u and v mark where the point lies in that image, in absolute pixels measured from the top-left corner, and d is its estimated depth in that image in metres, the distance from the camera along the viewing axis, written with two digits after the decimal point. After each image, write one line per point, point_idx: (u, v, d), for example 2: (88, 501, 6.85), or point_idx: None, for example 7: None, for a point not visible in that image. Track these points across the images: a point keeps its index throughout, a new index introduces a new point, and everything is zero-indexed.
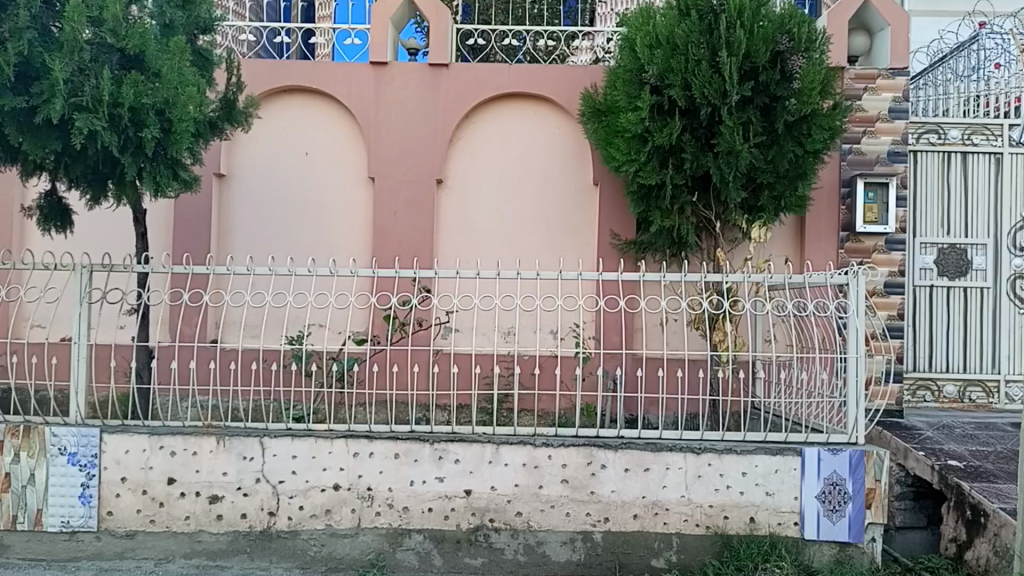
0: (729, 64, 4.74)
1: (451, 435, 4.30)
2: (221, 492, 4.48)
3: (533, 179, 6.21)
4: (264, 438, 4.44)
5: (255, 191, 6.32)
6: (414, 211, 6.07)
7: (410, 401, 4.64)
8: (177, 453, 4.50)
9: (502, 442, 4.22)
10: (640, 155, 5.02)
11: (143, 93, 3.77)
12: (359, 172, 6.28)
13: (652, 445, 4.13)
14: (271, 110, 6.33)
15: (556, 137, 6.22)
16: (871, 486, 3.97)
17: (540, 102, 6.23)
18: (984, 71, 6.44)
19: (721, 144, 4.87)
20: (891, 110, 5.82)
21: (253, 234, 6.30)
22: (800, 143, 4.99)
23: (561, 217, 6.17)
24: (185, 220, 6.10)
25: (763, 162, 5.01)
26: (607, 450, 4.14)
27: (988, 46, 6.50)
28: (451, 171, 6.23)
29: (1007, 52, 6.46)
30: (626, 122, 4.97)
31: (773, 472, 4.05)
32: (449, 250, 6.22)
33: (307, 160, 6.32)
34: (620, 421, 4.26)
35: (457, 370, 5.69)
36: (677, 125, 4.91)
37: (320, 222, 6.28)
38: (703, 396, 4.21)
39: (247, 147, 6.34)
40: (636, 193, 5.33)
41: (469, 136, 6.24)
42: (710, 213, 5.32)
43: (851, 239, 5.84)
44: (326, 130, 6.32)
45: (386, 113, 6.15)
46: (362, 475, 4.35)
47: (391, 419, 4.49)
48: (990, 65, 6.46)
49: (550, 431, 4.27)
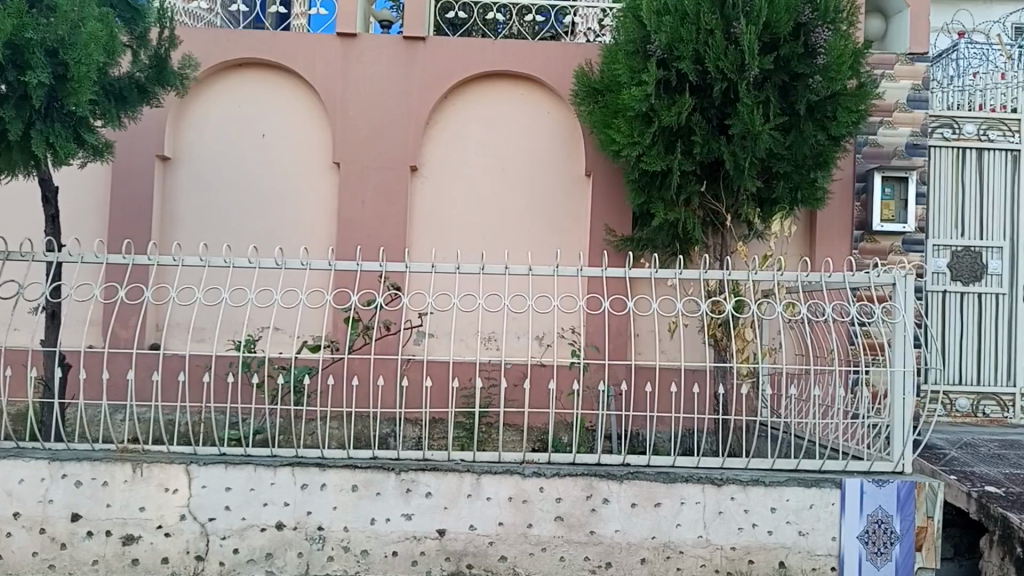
0: (749, 34, 4.09)
1: (422, 462, 3.56)
2: (138, 531, 3.65)
3: (518, 166, 5.52)
4: (190, 466, 3.63)
5: (203, 176, 5.51)
6: (385, 200, 5.34)
7: (371, 420, 3.86)
8: (83, 484, 3.65)
9: (484, 471, 3.49)
10: (645, 137, 4.38)
11: (27, 25, 2.96)
12: (324, 155, 5.52)
13: (664, 475, 3.43)
14: (224, 86, 5.55)
15: (544, 121, 5.54)
16: (922, 524, 3.36)
17: (527, 83, 5.55)
18: (963, 81, 5.87)
19: (736, 125, 4.24)
20: (910, 99, 5.25)
21: (201, 224, 5.49)
22: (823, 127, 4.38)
23: (550, 209, 5.50)
24: (123, 208, 5.30)
25: (783, 148, 4.38)
26: (611, 481, 3.43)
27: (967, 56, 5.92)
28: (430, 157, 5.52)
29: (989, 61, 5.88)
30: (628, 98, 4.31)
31: (807, 508, 3.38)
32: (424, 244, 5.49)
33: (265, 142, 5.54)
34: (625, 446, 3.57)
35: (432, 383, 4.91)
36: (687, 103, 4.27)
37: (278, 212, 5.49)
38: (724, 417, 3.53)
39: (196, 127, 5.54)
40: (637, 182, 4.70)
41: (450, 119, 5.54)
42: (720, 205, 4.67)
43: (866, 238, 5.21)
44: (287, 109, 5.55)
45: (355, 91, 5.40)
46: (312, 511, 3.57)
47: (348, 443, 3.74)
48: (970, 75, 5.89)
49: (541, 458, 3.56)
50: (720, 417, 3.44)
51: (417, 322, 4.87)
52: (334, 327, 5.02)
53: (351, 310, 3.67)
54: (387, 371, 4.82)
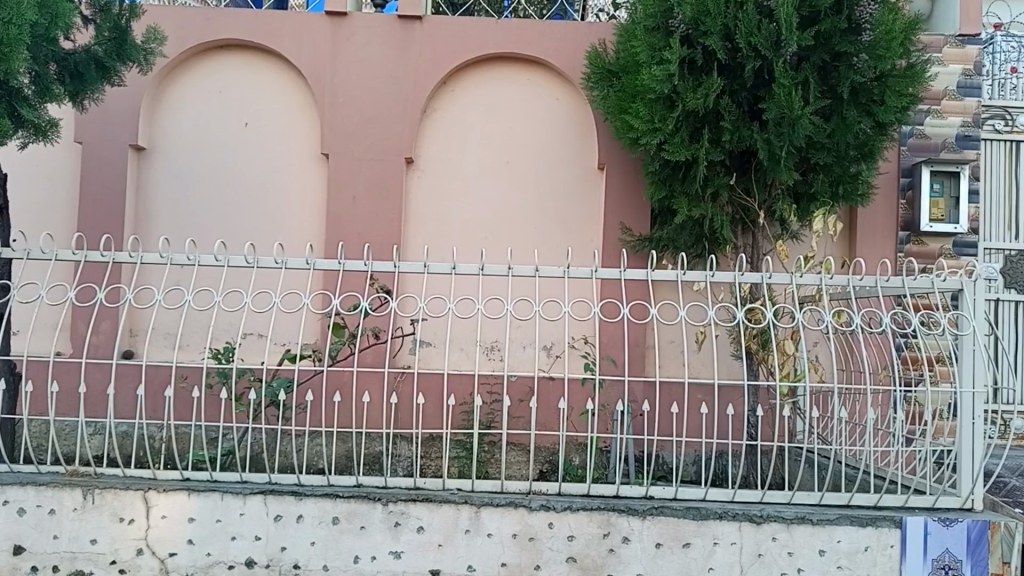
0: (786, 6, 3.63)
1: (413, 492, 3.09)
2: (88, 568, 3.17)
3: (525, 158, 5.05)
4: (148, 493, 3.16)
5: (181, 168, 5.06)
6: (378, 194, 4.88)
7: (357, 441, 3.38)
8: (26, 512, 3.19)
9: (484, 503, 3.01)
10: (667, 123, 3.91)
11: None
12: (312, 145, 5.06)
13: (695, 510, 2.94)
14: (205, 70, 5.10)
15: (553, 109, 5.07)
16: (997, 571, 2.86)
17: (535, 68, 5.09)
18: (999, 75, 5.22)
19: (771, 111, 3.78)
20: (960, 85, 4.77)
21: (178, 220, 5.04)
22: (868, 112, 3.93)
23: (559, 204, 5.02)
24: (92, 201, 4.86)
25: (824, 136, 3.91)
26: (631, 517, 2.95)
27: (1003, 48, 5.26)
28: (428, 148, 5.05)
29: None
30: (648, 79, 3.84)
31: (861, 551, 2.89)
32: (421, 242, 5.02)
33: (248, 131, 5.08)
34: (648, 475, 3.09)
35: (428, 398, 4.45)
36: (715, 84, 3.82)
37: (261, 207, 5.03)
38: (763, 443, 3.05)
39: (174, 115, 5.09)
40: (657, 174, 4.22)
41: (449, 107, 5.08)
42: (752, 201, 4.19)
43: (913, 240, 4.73)
44: (272, 95, 5.09)
45: (345, 75, 4.95)
46: (287, 547, 3.09)
47: (330, 467, 3.27)
48: (1006, 69, 5.24)
49: (551, 489, 3.08)
50: (758, 444, 2.95)
51: (410, 329, 4.45)
52: (320, 334, 4.53)
53: (333, 315, 3.22)
54: (374, 387, 4.41)
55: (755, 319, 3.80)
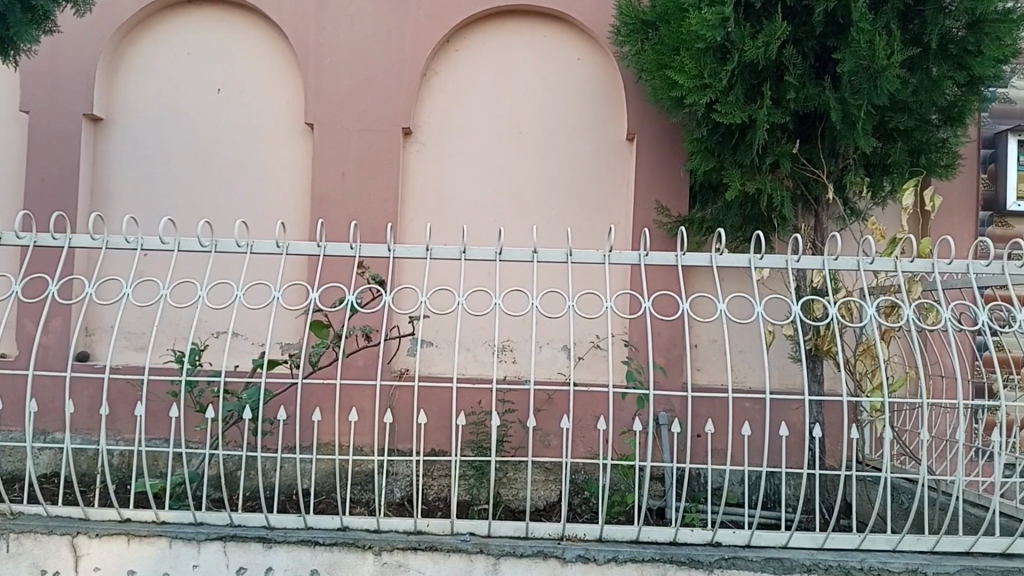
0: None
1: (414, 538, 2.42)
2: None
3: (542, 127, 4.36)
4: (77, 538, 2.48)
5: (143, 140, 4.36)
6: (371, 170, 4.19)
7: (341, 469, 2.70)
8: None
9: (505, 552, 2.36)
10: (719, 78, 3.22)
11: None
12: (293, 113, 4.36)
13: (776, 562, 2.30)
14: (172, 28, 4.41)
15: (576, 71, 4.37)
16: None
17: (556, 25, 4.39)
18: None
19: (845, 62, 3.08)
20: None
21: (141, 199, 4.34)
22: (960, 66, 3.24)
23: (582, 180, 4.34)
24: (39, 178, 4.16)
25: (909, 94, 3.23)
26: (695, 571, 2.32)
27: None
28: (427, 117, 4.36)
29: None
30: (696, 24, 3.13)
31: None
32: (422, 225, 4.34)
33: (222, 98, 4.37)
34: (713, 515, 2.43)
35: (426, 408, 3.81)
36: (779, 29, 3.11)
37: (237, 185, 4.34)
38: (861, 473, 2.39)
39: (135, 80, 4.39)
40: (703, 142, 3.52)
41: (453, 69, 4.37)
42: (821, 172, 3.50)
43: (996, 221, 4.08)
44: (250, 57, 4.39)
45: (332, 33, 4.25)
46: None
47: (306, 504, 2.59)
48: None
49: (591, 532, 2.41)
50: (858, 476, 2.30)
51: (408, 329, 3.79)
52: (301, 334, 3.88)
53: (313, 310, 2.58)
54: (367, 400, 3.75)
55: (847, 315, 2.98)
